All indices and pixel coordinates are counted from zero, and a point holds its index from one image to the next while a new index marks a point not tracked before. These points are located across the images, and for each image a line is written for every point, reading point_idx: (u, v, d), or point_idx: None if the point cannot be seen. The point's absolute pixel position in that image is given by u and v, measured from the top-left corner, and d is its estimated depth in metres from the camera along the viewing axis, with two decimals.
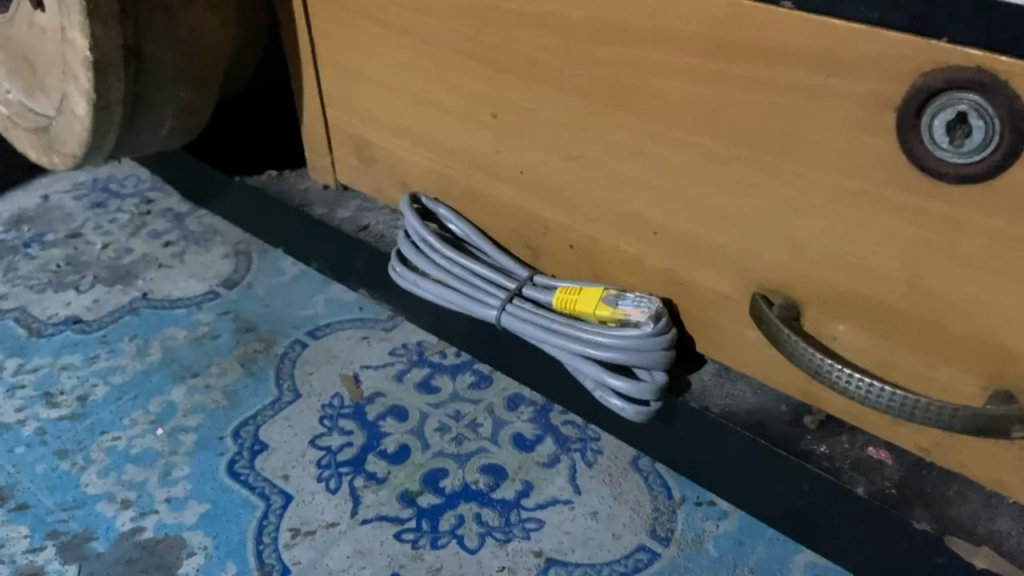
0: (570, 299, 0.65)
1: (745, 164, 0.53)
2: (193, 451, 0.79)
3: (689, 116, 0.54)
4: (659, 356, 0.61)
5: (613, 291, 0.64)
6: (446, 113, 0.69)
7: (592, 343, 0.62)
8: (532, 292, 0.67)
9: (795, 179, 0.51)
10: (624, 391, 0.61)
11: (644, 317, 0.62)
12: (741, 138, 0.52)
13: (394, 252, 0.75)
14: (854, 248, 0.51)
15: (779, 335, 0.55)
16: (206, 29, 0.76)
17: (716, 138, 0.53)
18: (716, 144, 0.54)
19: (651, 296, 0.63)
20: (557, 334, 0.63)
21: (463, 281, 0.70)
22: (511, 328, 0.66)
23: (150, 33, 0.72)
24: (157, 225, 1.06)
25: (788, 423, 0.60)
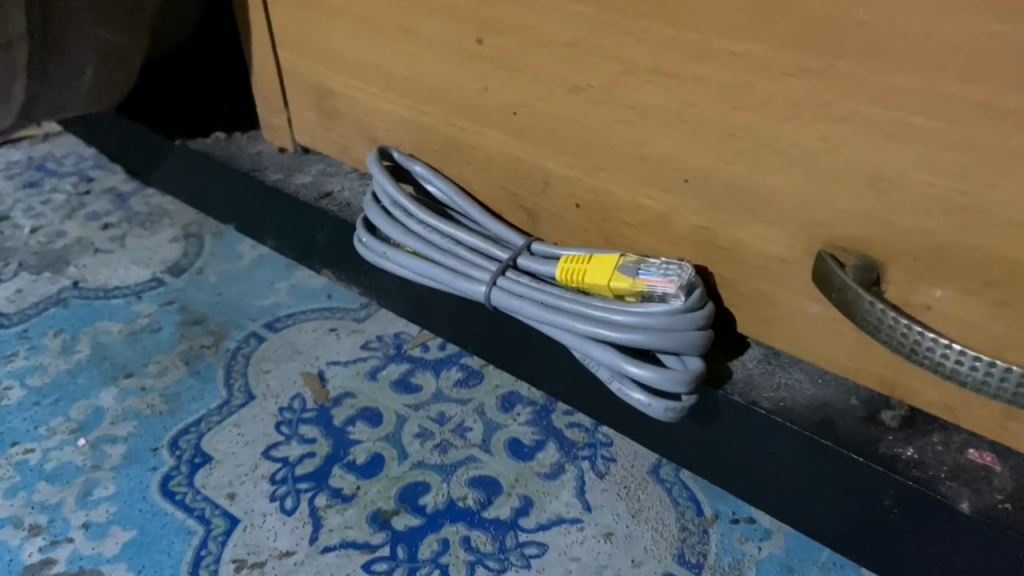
0: (578, 269, 0.52)
1: (813, 76, 0.40)
2: (121, 465, 0.65)
3: (735, 15, 0.41)
4: (692, 338, 0.48)
5: (634, 258, 0.50)
6: (422, 43, 0.56)
7: (606, 322, 0.49)
8: (530, 262, 0.54)
9: (882, 91, 0.38)
10: (650, 382, 0.48)
11: (673, 288, 0.48)
12: (807, 40, 0.39)
13: (360, 220, 0.62)
14: (961, 184, 0.38)
15: (859, 303, 0.42)
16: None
17: (772, 42, 0.40)
18: (771, 52, 0.41)
19: (681, 262, 0.49)
20: (562, 312, 0.50)
21: (443, 252, 0.56)
22: (504, 306, 0.52)
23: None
24: (96, 206, 0.92)
25: (861, 422, 0.47)
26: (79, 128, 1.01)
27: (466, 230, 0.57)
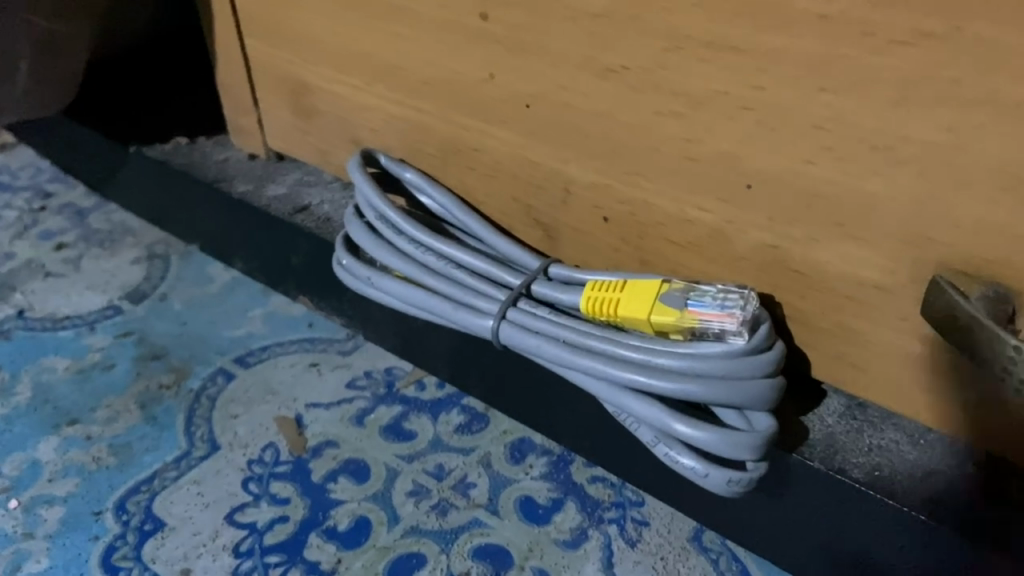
0: (608, 298, 0.41)
1: (934, 44, 0.30)
2: (57, 533, 0.54)
3: None
4: (758, 389, 0.37)
5: (682, 285, 0.40)
6: (414, 22, 0.46)
7: (647, 368, 0.38)
8: (547, 289, 0.43)
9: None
10: (705, 446, 0.37)
11: (733, 325, 0.37)
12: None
13: (340, 238, 0.51)
14: None
15: (999, 347, 0.31)
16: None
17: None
18: (876, 12, 0.30)
19: (743, 289, 0.38)
20: (590, 354, 0.39)
21: (440, 277, 0.46)
22: (517, 345, 0.42)
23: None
24: (51, 224, 0.82)
25: (982, 497, 0.36)
26: (36, 137, 0.91)
27: (467, 251, 0.46)
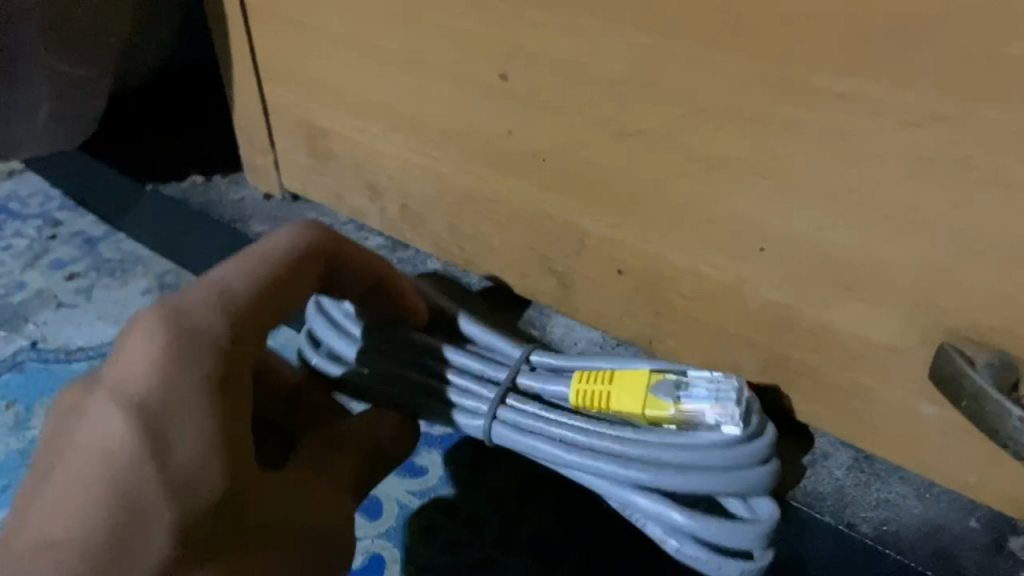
0: (598, 391, 0.38)
1: (946, 125, 0.31)
2: None
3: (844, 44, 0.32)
4: (752, 478, 0.36)
5: (674, 375, 0.38)
6: (433, 76, 0.47)
7: (648, 461, 0.36)
8: (531, 381, 0.40)
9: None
10: (711, 538, 0.36)
11: (724, 415, 0.37)
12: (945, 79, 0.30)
13: (302, 327, 0.46)
14: None
15: (1002, 417, 0.32)
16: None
17: (893, 81, 0.31)
18: (892, 92, 0.31)
19: (730, 375, 0.38)
20: (586, 450, 0.37)
21: (374, 360, 0.43)
22: (510, 445, 0.39)
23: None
24: (57, 251, 0.79)
25: (985, 553, 0.38)
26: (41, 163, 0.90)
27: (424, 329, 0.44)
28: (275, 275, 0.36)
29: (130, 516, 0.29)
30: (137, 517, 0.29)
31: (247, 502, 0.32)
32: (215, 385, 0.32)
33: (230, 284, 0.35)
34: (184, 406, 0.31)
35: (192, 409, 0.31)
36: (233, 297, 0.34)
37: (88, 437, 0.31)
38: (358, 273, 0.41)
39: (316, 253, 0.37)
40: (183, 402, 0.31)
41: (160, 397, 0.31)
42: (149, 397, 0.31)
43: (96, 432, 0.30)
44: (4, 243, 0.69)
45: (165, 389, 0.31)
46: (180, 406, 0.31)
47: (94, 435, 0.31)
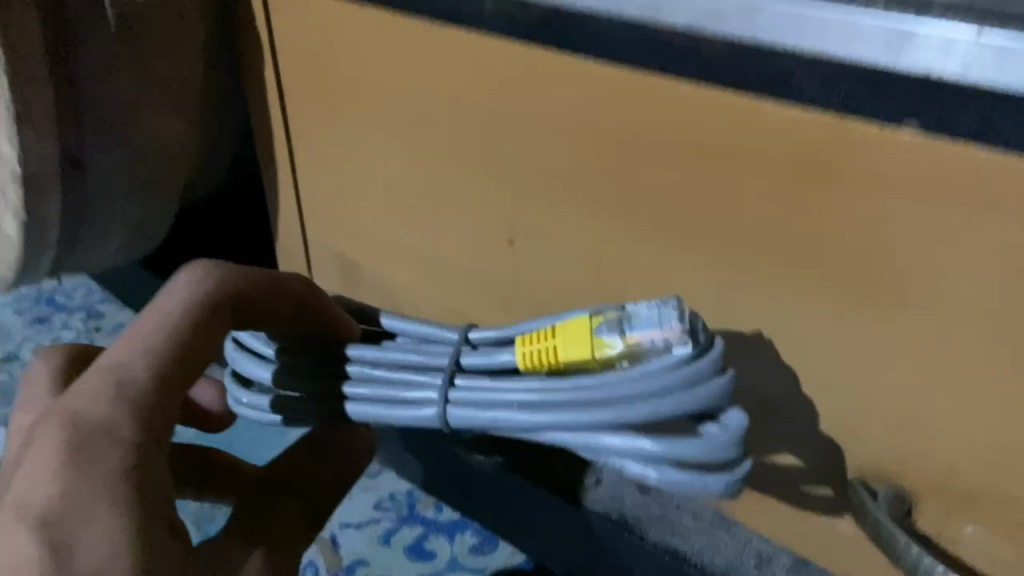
0: (542, 348, 0.35)
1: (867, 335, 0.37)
2: None
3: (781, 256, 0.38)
4: (718, 388, 0.31)
5: (614, 313, 0.34)
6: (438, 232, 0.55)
7: (607, 410, 0.32)
8: (479, 354, 0.36)
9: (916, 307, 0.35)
10: (682, 445, 0.32)
11: (675, 335, 0.32)
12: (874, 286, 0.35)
13: (226, 371, 0.42)
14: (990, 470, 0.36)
15: (890, 539, 0.38)
16: (150, 108, 0.58)
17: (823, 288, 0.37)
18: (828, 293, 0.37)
19: (672, 298, 0.33)
20: (532, 411, 0.34)
21: (297, 381, 0.40)
22: (470, 427, 0.35)
23: (78, 99, 0.53)
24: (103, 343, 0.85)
25: None
26: None
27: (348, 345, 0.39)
28: (191, 325, 0.35)
29: (57, 563, 0.29)
30: (71, 546, 0.29)
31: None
32: (135, 387, 0.33)
33: (127, 366, 0.33)
34: (83, 488, 0.30)
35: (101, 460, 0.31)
36: (127, 375, 0.33)
37: None
38: (270, 316, 0.39)
39: (224, 305, 0.37)
40: (82, 479, 0.30)
41: (55, 439, 0.31)
42: (51, 456, 0.30)
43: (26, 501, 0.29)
44: (56, 336, 0.87)
45: (58, 447, 0.31)
46: (79, 489, 0.30)
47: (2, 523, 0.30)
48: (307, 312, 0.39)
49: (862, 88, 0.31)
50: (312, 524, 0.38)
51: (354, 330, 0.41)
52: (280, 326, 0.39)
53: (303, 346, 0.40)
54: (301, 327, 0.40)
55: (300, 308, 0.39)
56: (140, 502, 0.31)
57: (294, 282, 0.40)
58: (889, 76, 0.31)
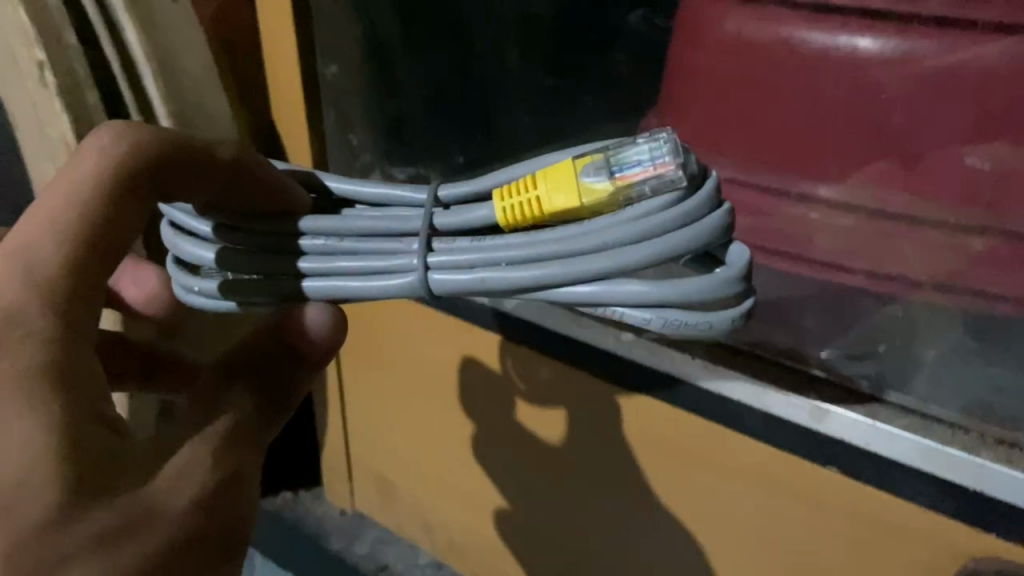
0: (525, 201, 0.28)
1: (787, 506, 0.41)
2: None
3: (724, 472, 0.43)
4: (722, 223, 0.26)
5: (600, 153, 0.27)
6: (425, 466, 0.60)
7: (585, 258, 0.27)
8: (453, 222, 0.30)
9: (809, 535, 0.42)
10: (675, 300, 0.26)
11: (668, 172, 0.26)
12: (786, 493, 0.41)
13: (168, 257, 0.36)
14: None
15: None
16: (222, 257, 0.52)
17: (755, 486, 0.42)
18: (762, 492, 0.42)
19: (669, 131, 0.26)
20: (514, 265, 0.28)
21: (254, 254, 0.34)
22: (444, 289, 0.29)
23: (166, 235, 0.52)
24: None
25: None
26: None
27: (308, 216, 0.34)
28: (110, 203, 0.31)
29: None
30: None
31: (101, 487, 0.27)
32: (68, 217, 0.30)
33: (41, 247, 0.30)
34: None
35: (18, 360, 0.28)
36: (40, 258, 0.30)
37: None
38: (202, 176, 0.33)
39: (137, 165, 0.32)
40: (20, 304, 0.29)
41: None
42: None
43: None
44: None
45: (6, 271, 0.29)
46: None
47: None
48: (244, 181, 0.33)
49: (797, 435, 0.39)
50: (256, 409, 0.32)
51: (305, 201, 0.35)
52: (210, 188, 0.34)
53: (253, 222, 0.34)
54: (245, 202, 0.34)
55: (236, 179, 0.34)
56: (52, 350, 0.29)
57: (226, 151, 0.34)
58: (835, 447, 0.38)
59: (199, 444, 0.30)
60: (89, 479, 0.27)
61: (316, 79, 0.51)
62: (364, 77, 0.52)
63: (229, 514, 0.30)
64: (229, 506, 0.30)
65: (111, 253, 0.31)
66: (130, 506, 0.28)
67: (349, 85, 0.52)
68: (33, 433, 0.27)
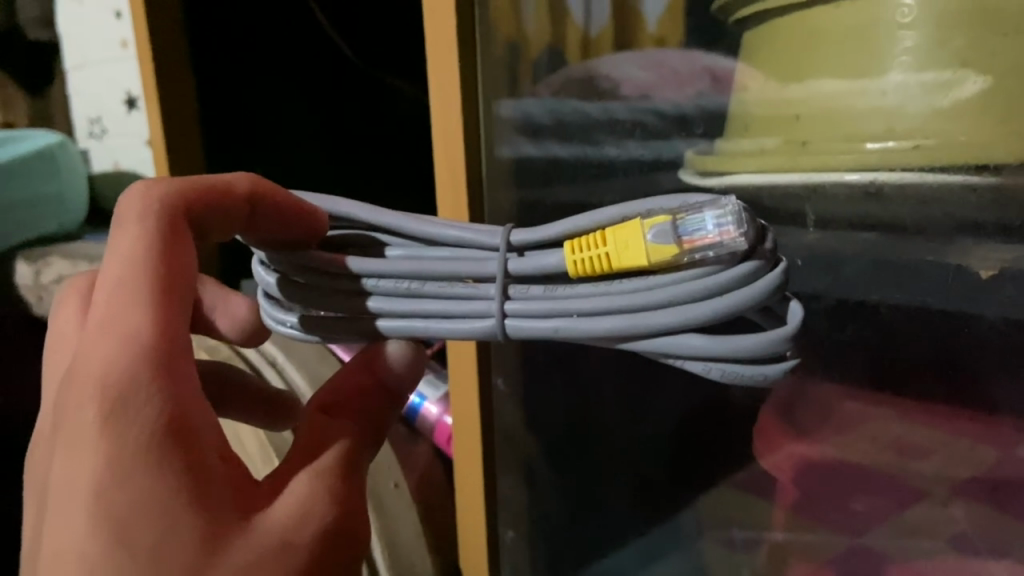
0: (595, 256, 0.34)
1: None
2: None
3: None
4: (773, 282, 0.32)
5: (667, 217, 0.32)
6: None
7: (659, 311, 0.33)
8: (526, 266, 0.35)
9: None
10: (742, 351, 0.32)
11: (731, 238, 0.31)
12: None
13: (259, 291, 0.39)
14: None
15: None
16: None
17: None
18: None
19: (728, 200, 0.31)
20: (598, 316, 0.33)
21: (324, 292, 0.37)
22: (526, 333, 0.34)
23: None
24: None
25: None
26: None
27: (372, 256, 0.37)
28: (167, 257, 0.34)
29: (112, 479, 0.30)
30: (119, 481, 0.30)
31: (226, 518, 0.31)
32: (148, 281, 0.34)
33: (132, 312, 0.33)
34: (129, 429, 0.30)
35: (147, 406, 0.31)
36: (131, 322, 0.32)
37: (66, 533, 0.30)
38: (226, 220, 0.37)
39: (174, 224, 0.35)
40: (126, 367, 0.31)
41: (107, 352, 0.32)
42: (98, 368, 0.31)
43: (92, 439, 0.30)
44: None
45: (114, 347, 0.32)
46: (126, 429, 0.30)
47: (64, 470, 0.31)
48: (257, 210, 0.37)
49: None
50: (363, 434, 0.35)
51: (323, 222, 0.37)
52: (233, 224, 0.37)
53: (279, 252, 0.37)
54: (259, 234, 0.37)
55: (253, 201, 0.37)
56: (167, 402, 0.31)
57: (240, 185, 0.38)
58: None
59: (316, 476, 0.33)
60: (217, 510, 0.31)
61: (497, 496, 0.64)
62: (532, 524, 0.66)
63: (354, 531, 0.34)
64: (353, 522, 0.34)
65: (187, 301, 0.35)
66: (257, 539, 0.31)
67: (523, 546, 0.66)
68: (174, 488, 0.30)
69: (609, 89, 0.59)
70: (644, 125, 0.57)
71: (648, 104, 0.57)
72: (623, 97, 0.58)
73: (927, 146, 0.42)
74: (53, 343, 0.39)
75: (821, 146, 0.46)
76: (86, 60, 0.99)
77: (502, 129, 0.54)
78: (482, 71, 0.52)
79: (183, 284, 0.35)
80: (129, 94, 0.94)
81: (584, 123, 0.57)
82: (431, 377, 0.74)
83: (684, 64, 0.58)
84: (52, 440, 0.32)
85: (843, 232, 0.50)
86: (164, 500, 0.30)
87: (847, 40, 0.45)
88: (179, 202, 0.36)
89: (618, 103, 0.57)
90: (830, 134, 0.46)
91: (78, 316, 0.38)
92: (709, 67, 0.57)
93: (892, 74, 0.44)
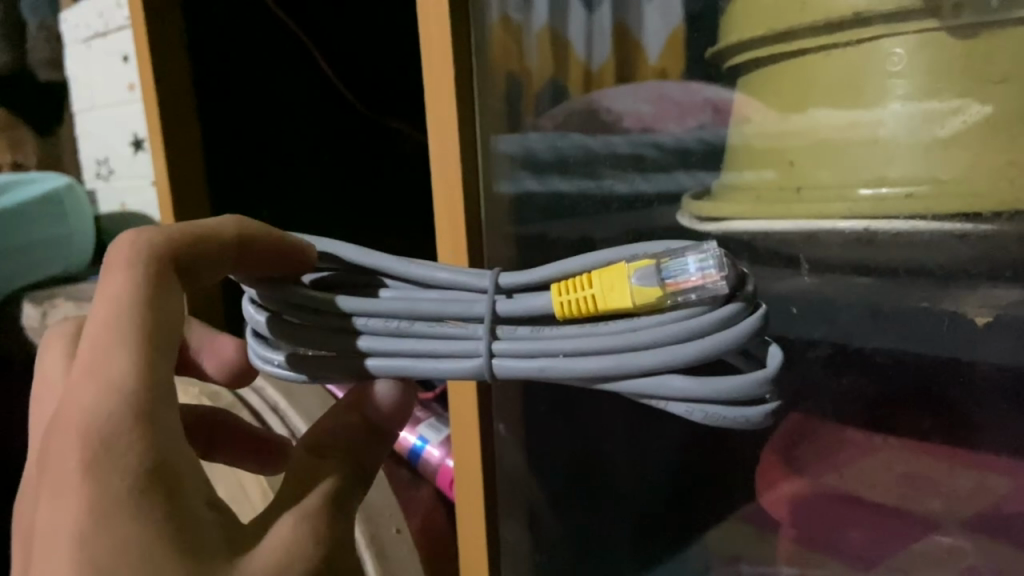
0: (581, 298, 0.34)
1: None
2: None
3: None
4: (752, 326, 0.32)
5: (652, 260, 0.32)
6: None
7: (643, 352, 0.32)
8: (512, 307, 0.35)
9: None
10: (725, 391, 0.32)
11: (713, 280, 0.31)
12: None
13: (247, 328, 0.40)
14: None
15: None
16: None
17: None
18: None
19: (711, 243, 0.31)
20: (582, 355, 0.33)
21: (314, 329, 0.37)
22: (512, 372, 0.34)
23: None
24: None
25: None
26: None
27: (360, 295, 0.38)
28: (151, 303, 0.35)
29: (94, 525, 0.30)
30: (100, 527, 0.30)
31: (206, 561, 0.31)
32: (128, 327, 0.34)
33: (114, 355, 0.33)
34: (111, 474, 0.31)
35: (128, 454, 0.31)
36: (112, 366, 0.33)
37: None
38: (217, 263, 0.38)
39: (160, 270, 0.36)
40: (109, 414, 0.32)
41: (87, 398, 0.32)
42: (82, 414, 0.32)
43: (76, 486, 0.31)
44: None
45: (95, 394, 0.32)
46: (108, 475, 0.31)
47: (48, 516, 0.31)
48: (247, 253, 0.38)
49: None
50: (354, 474, 0.36)
51: (312, 254, 0.38)
52: (224, 268, 0.38)
53: (268, 289, 0.38)
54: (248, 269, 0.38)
55: (243, 245, 0.38)
56: (150, 450, 0.32)
57: (228, 229, 0.38)
58: None
59: (301, 518, 0.34)
60: (197, 554, 0.31)
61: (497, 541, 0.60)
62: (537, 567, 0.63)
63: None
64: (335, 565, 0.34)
65: (172, 347, 0.36)
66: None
67: None
68: (153, 533, 0.30)
69: (613, 121, 0.59)
70: (641, 160, 0.58)
71: (647, 139, 0.58)
72: (625, 131, 0.59)
73: (921, 193, 0.42)
74: (41, 387, 0.39)
75: (814, 196, 0.46)
76: (93, 104, 1.01)
77: (501, 166, 0.53)
78: (479, 116, 0.51)
79: (168, 329, 0.36)
80: (136, 135, 0.95)
81: (585, 158, 0.57)
82: (432, 421, 0.74)
83: (686, 97, 0.59)
84: (38, 487, 0.33)
85: (840, 280, 0.51)
86: (143, 543, 0.30)
87: (839, 92, 0.45)
88: (166, 249, 0.37)
89: (620, 137, 0.58)
90: (823, 183, 0.46)
91: (65, 360, 0.39)
92: (710, 97, 0.57)
93: (886, 117, 0.44)
